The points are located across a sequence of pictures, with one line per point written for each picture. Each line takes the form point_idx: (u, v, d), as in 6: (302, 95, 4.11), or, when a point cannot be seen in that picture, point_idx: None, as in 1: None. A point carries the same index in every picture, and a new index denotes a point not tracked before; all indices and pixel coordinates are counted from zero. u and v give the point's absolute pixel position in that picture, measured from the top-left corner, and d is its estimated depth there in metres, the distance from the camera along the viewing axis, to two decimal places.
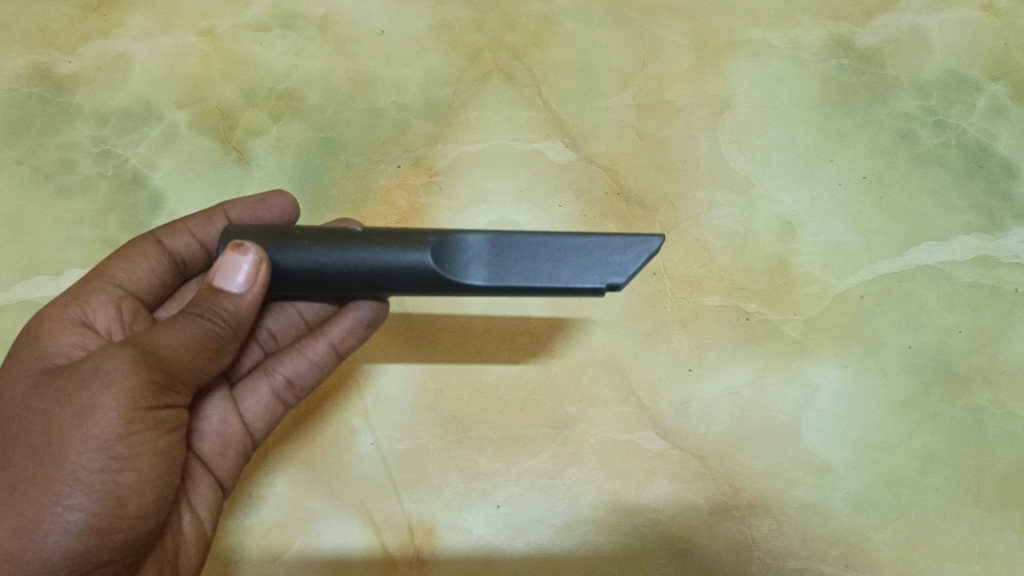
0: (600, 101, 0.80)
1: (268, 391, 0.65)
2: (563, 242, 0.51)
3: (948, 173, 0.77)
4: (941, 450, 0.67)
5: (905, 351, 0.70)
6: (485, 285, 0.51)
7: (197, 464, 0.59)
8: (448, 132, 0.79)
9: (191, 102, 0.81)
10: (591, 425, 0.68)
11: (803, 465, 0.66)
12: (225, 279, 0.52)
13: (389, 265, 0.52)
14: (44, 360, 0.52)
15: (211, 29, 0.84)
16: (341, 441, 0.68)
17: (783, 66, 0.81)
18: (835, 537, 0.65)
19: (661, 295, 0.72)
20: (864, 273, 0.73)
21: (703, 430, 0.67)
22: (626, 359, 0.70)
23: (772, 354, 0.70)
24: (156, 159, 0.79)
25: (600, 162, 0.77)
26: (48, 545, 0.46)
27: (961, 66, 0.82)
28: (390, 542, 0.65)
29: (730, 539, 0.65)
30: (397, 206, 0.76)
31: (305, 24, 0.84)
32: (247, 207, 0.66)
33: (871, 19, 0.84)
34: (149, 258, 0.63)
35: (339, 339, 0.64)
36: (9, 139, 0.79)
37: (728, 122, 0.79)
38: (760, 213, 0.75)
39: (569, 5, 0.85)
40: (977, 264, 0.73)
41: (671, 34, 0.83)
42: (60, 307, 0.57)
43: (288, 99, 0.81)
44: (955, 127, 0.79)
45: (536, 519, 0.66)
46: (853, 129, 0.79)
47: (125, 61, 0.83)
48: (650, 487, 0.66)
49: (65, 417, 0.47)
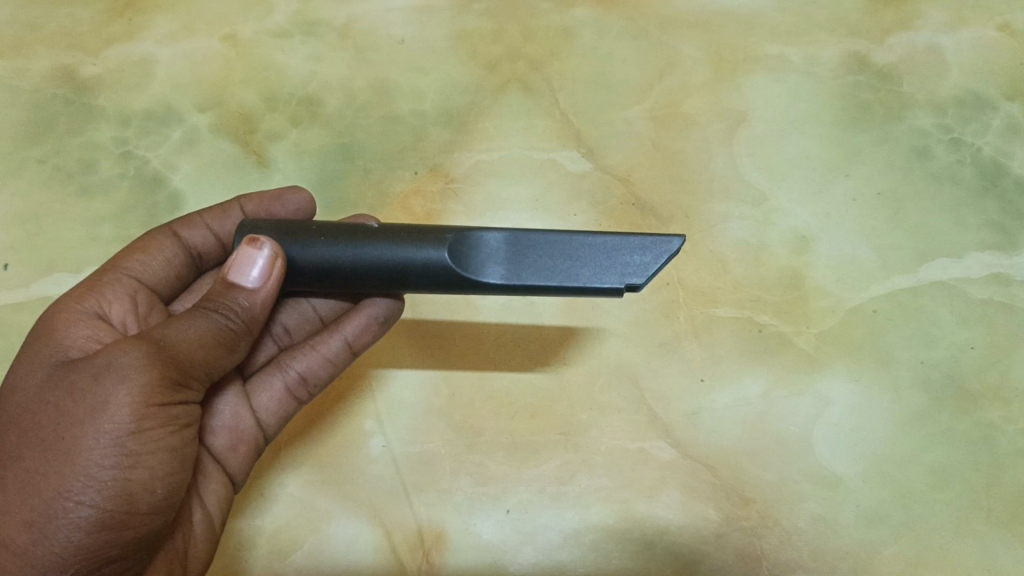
0: (617, 112, 0.81)
1: (281, 386, 0.65)
2: (582, 242, 0.51)
3: (963, 191, 0.78)
4: (953, 466, 0.67)
5: (918, 366, 0.70)
6: (502, 283, 0.52)
7: (208, 459, 0.60)
8: (466, 139, 0.80)
9: (213, 106, 0.82)
10: (603, 432, 0.68)
11: (813, 477, 0.66)
12: (240, 273, 0.53)
13: (407, 261, 0.53)
14: (59, 352, 0.53)
15: (233, 34, 0.85)
16: (352, 441, 0.68)
17: (799, 81, 0.82)
18: (844, 550, 0.65)
19: (674, 305, 0.72)
20: (877, 289, 0.73)
21: (714, 440, 0.68)
22: (638, 369, 0.70)
23: (784, 366, 0.70)
24: (176, 161, 0.80)
25: (615, 172, 0.78)
26: (58, 540, 0.46)
27: (977, 85, 0.82)
28: (399, 544, 0.65)
29: (740, 550, 0.65)
30: (413, 212, 0.77)
31: (326, 31, 0.86)
32: (263, 202, 0.67)
33: (887, 37, 0.84)
34: (165, 250, 0.64)
35: (353, 335, 0.65)
36: (34, 139, 0.81)
37: (743, 135, 0.79)
38: (774, 226, 0.76)
39: (587, 16, 0.86)
40: (991, 281, 0.73)
41: (688, 47, 0.84)
42: (76, 299, 0.58)
43: (308, 105, 0.82)
44: (971, 145, 0.80)
45: (545, 525, 0.66)
46: (868, 145, 0.79)
47: (149, 64, 0.84)
48: (660, 497, 0.66)
49: (78, 411, 0.48)
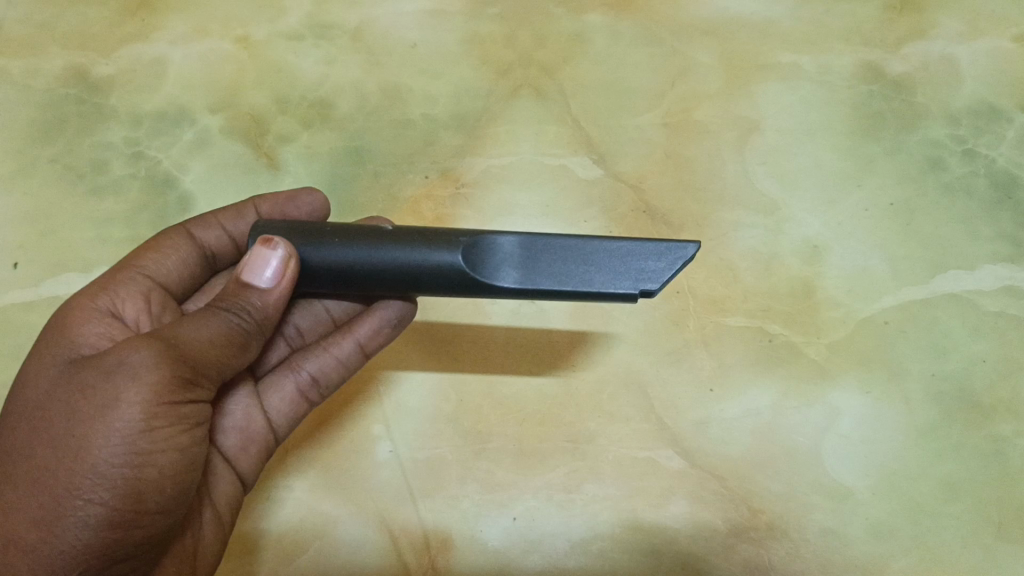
0: (629, 119, 0.81)
1: (293, 387, 0.65)
2: (596, 247, 0.51)
3: (976, 203, 0.77)
4: (963, 480, 0.67)
5: (929, 378, 0.70)
6: (515, 288, 0.52)
7: (218, 459, 0.60)
8: (477, 144, 0.80)
9: (224, 108, 0.82)
10: (611, 441, 0.68)
11: (823, 489, 0.66)
12: (254, 273, 0.53)
13: (420, 264, 0.53)
14: (71, 349, 0.53)
15: (245, 36, 0.86)
16: (361, 445, 0.68)
17: (812, 90, 0.82)
18: (852, 564, 0.64)
19: (684, 313, 0.72)
20: (888, 299, 0.73)
21: (723, 451, 0.67)
22: (647, 377, 0.70)
23: (794, 376, 0.70)
24: (187, 162, 0.80)
25: (627, 179, 0.78)
26: (67, 538, 0.46)
27: (991, 96, 0.82)
28: (406, 550, 0.65)
29: (747, 561, 0.64)
30: (423, 216, 0.77)
31: (338, 34, 0.86)
32: (277, 203, 0.67)
33: (902, 47, 0.84)
34: (179, 250, 0.64)
35: (365, 337, 0.65)
36: (46, 138, 0.81)
37: (755, 143, 0.79)
38: (786, 235, 0.75)
39: (600, 22, 0.86)
40: (1004, 294, 0.73)
41: (701, 54, 0.84)
42: (89, 297, 0.58)
43: (320, 108, 0.82)
44: (985, 156, 0.80)
45: (552, 533, 0.65)
46: (880, 155, 0.79)
47: (162, 65, 0.84)
48: (668, 506, 0.66)
49: (89, 409, 0.47)
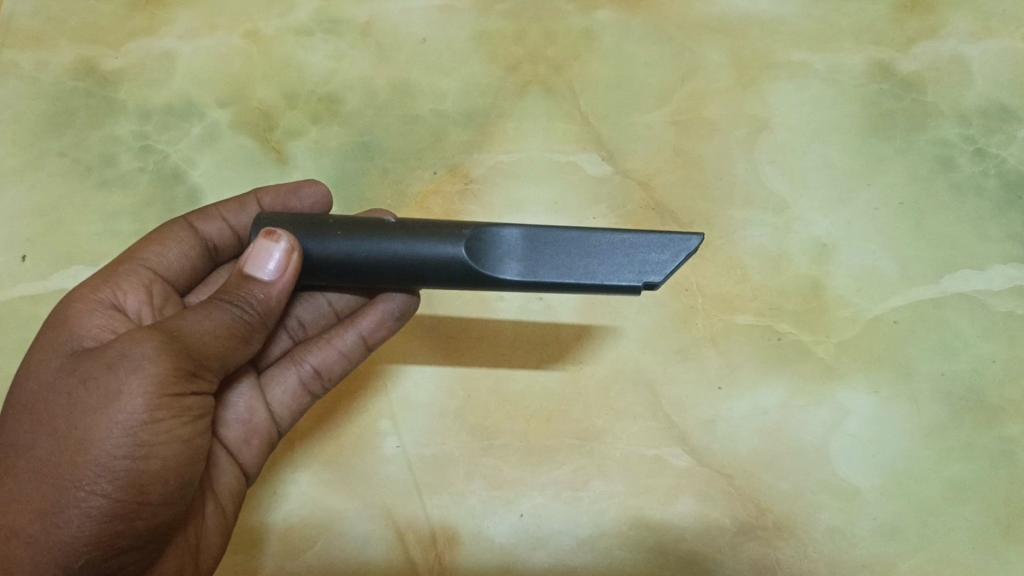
0: (638, 116, 0.81)
1: (295, 380, 0.65)
2: (600, 239, 0.51)
3: (986, 203, 0.77)
4: (972, 481, 0.67)
5: (938, 379, 0.70)
6: (518, 280, 0.52)
7: (221, 451, 0.60)
8: (485, 140, 0.80)
9: (233, 102, 0.82)
10: (619, 438, 0.68)
11: (830, 488, 0.66)
12: (256, 266, 0.53)
13: (423, 256, 0.53)
14: (73, 342, 0.53)
15: (255, 30, 0.86)
16: (365, 439, 0.68)
17: (822, 88, 0.82)
18: (859, 564, 0.64)
19: (692, 311, 0.72)
20: (897, 299, 0.72)
21: (730, 449, 0.67)
22: (655, 375, 0.70)
23: (803, 375, 0.69)
24: (196, 156, 0.80)
25: (636, 176, 0.78)
26: (70, 529, 0.46)
27: (1002, 96, 0.82)
28: (412, 546, 0.65)
29: (754, 560, 0.64)
30: (431, 212, 0.77)
31: (347, 29, 0.86)
32: (280, 195, 0.67)
33: (912, 46, 0.84)
34: (181, 242, 0.64)
35: (368, 330, 0.65)
36: (55, 131, 0.81)
37: (765, 141, 0.79)
38: (795, 234, 0.75)
39: (610, 19, 0.86)
40: (1013, 295, 0.73)
41: (711, 52, 0.83)
42: (91, 289, 0.58)
43: (329, 103, 0.82)
44: (995, 156, 0.79)
45: (558, 529, 0.65)
46: (890, 155, 0.79)
47: (171, 59, 0.84)
48: (675, 504, 0.66)
49: (91, 401, 0.47)
